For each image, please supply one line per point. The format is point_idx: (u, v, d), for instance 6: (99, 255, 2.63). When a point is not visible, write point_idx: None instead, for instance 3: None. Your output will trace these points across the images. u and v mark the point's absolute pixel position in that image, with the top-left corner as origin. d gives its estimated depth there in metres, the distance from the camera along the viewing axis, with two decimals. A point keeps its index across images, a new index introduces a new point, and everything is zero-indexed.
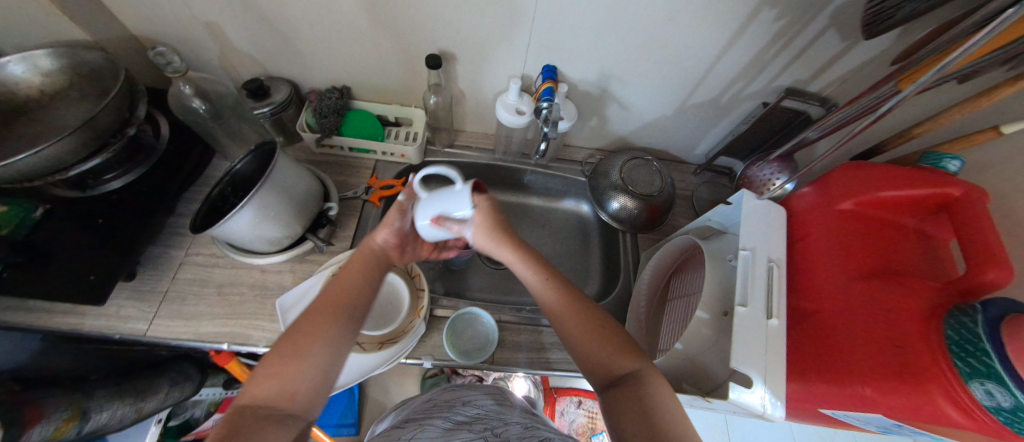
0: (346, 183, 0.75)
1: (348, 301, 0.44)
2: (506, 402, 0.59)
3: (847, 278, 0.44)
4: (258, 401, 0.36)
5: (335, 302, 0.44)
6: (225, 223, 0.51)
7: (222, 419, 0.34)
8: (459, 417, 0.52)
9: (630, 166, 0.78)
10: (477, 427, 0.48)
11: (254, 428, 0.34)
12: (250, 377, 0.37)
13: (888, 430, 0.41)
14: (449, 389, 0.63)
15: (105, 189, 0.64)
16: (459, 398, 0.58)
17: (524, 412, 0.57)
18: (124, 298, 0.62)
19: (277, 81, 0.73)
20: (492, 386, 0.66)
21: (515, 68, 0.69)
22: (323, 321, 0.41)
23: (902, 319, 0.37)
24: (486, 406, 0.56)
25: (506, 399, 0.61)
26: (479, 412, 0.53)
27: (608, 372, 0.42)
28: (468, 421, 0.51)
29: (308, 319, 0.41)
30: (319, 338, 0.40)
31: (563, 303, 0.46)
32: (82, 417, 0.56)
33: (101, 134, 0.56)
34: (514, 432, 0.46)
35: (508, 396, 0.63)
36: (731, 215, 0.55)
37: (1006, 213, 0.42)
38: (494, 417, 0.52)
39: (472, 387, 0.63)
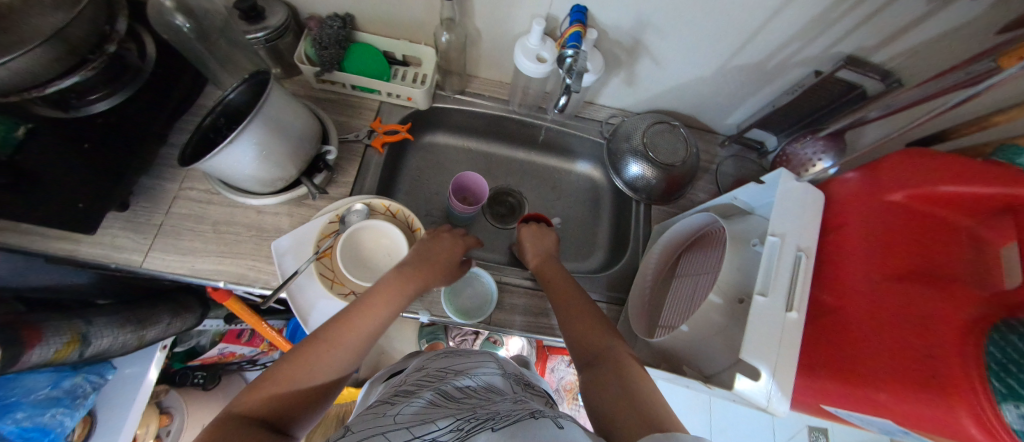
0: (347, 124, 0.70)
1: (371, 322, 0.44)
2: (496, 376, 0.59)
3: (881, 277, 0.40)
4: (252, 413, 0.33)
5: (357, 319, 0.43)
6: (216, 155, 0.47)
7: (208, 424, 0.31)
8: (449, 390, 0.52)
9: (654, 130, 0.71)
10: (466, 402, 0.48)
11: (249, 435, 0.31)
12: (246, 388, 0.35)
13: (892, 432, 0.40)
14: (442, 358, 0.64)
15: (89, 111, 0.58)
16: (450, 371, 0.58)
17: (514, 386, 0.57)
18: (119, 228, 0.61)
19: (272, 2, 0.65)
20: (484, 356, 0.66)
21: (539, 7, 0.60)
22: (341, 338, 0.41)
23: (938, 328, 0.34)
24: (478, 381, 0.56)
25: (496, 371, 0.61)
26: (468, 386, 0.54)
27: (587, 351, 0.44)
28: (458, 395, 0.51)
29: (325, 335, 0.40)
30: (332, 358, 0.39)
31: (561, 291, 0.55)
32: (83, 342, 0.58)
33: (78, 49, 0.50)
34: (504, 407, 0.46)
35: (501, 369, 0.64)
36: (761, 196, 0.50)
37: None
38: (484, 393, 0.52)
39: (466, 359, 0.63)
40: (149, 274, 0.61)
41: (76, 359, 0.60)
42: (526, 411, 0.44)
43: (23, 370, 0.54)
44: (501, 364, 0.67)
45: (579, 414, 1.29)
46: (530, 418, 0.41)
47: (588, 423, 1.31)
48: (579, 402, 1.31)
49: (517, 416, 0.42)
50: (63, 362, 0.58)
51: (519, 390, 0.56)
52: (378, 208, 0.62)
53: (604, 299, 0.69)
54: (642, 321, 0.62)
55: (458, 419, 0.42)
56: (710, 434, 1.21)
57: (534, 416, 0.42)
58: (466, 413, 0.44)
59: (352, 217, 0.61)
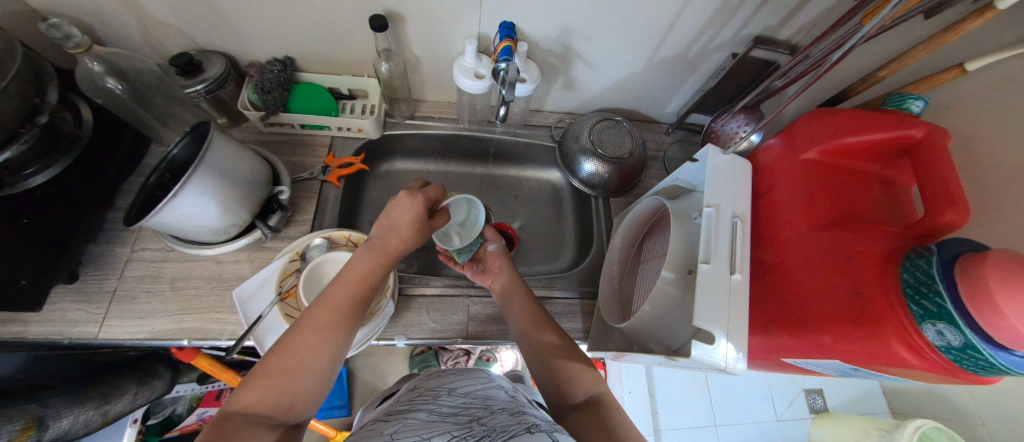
0: (300, 163, 0.71)
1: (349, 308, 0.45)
2: (491, 389, 0.60)
3: (810, 228, 0.43)
4: (249, 411, 0.37)
5: (336, 305, 0.44)
6: (161, 211, 0.47)
7: (209, 424, 0.35)
8: (444, 407, 0.52)
9: (600, 128, 0.75)
10: (463, 418, 0.49)
11: (244, 437, 0.35)
12: (240, 387, 0.38)
13: (848, 374, 0.42)
14: (436, 377, 0.64)
15: (28, 185, 0.54)
16: (446, 389, 0.59)
17: (511, 397, 0.58)
18: (70, 301, 0.59)
19: (209, 54, 0.66)
20: (481, 372, 0.67)
21: (469, 28, 0.64)
22: (325, 328, 0.42)
23: (860, 265, 0.37)
24: (473, 396, 0.56)
25: (492, 385, 0.61)
26: (464, 402, 0.54)
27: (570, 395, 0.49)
28: (453, 411, 0.51)
29: (306, 329, 0.42)
30: (318, 350, 0.41)
31: (526, 306, 0.59)
32: (39, 426, 0.55)
33: (7, 124, 0.49)
34: (499, 422, 0.47)
35: (493, 380, 0.64)
36: (697, 173, 0.53)
37: (964, 154, 0.42)
38: (479, 407, 0.53)
39: (459, 376, 0.64)
40: (107, 344, 0.59)
41: None
42: (523, 425, 0.44)
43: None
44: (494, 376, 0.68)
45: None
46: (525, 432, 0.41)
47: None
48: None
49: (514, 430, 0.42)
50: None
51: (515, 401, 0.57)
52: (340, 240, 0.62)
53: (577, 294, 0.70)
54: (615, 310, 0.64)
55: (456, 436, 0.43)
56: (713, 415, 1.22)
57: (530, 430, 0.42)
58: (464, 429, 0.45)
59: (313, 252, 0.60)
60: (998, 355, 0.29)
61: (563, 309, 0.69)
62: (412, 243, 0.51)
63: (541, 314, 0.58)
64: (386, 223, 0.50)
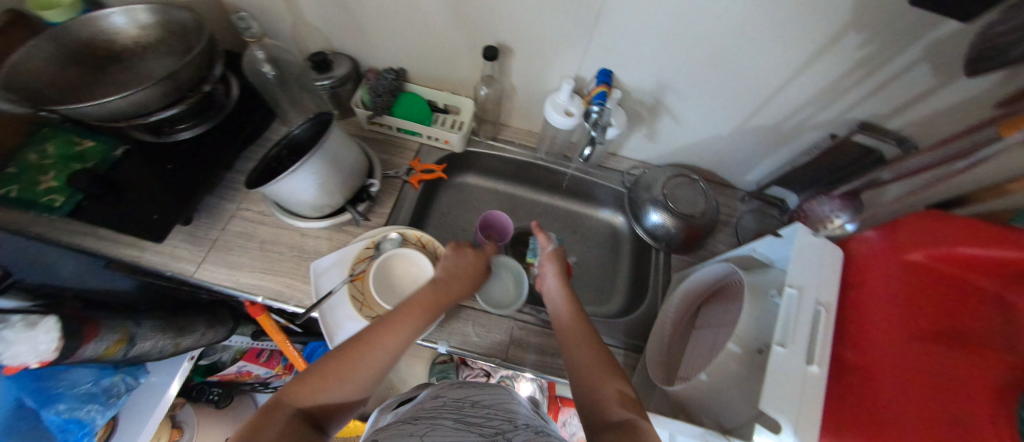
0: (389, 162, 0.77)
1: (404, 329, 0.48)
2: (510, 405, 0.61)
3: (907, 336, 0.40)
4: (299, 403, 0.39)
5: (393, 323, 0.48)
6: (278, 182, 0.54)
7: (260, 408, 0.37)
8: (469, 417, 0.54)
9: (674, 183, 0.75)
10: (488, 431, 0.50)
11: (290, 425, 0.36)
12: (293, 379, 0.40)
13: None
14: (457, 385, 0.64)
15: (176, 138, 0.67)
16: (470, 399, 0.59)
17: (529, 418, 0.58)
18: (179, 240, 0.68)
19: (340, 55, 0.76)
20: (497, 386, 0.67)
21: (570, 69, 0.68)
22: (379, 339, 0.46)
23: (966, 390, 0.34)
24: (496, 408, 0.57)
25: (512, 401, 0.62)
26: (488, 414, 0.55)
27: (601, 415, 0.43)
28: (479, 422, 0.52)
29: (363, 338, 0.45)
30: (369, 361, 0.44)
31: (576, 320, 0.56)
32: (129, 342, 0.62)
33: (181, 88, 0.60)
34: (524, 441, 0.48)
35: (511, 396, 0.65)
36: (778, 249, 0.52)
37: None
38: (501, 421, 0.54)
39: (481, 388, 0.64)
40: (197, 283, 0.67)
41: (120, 359, 0.63)
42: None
43: (73, 364, 0.58)
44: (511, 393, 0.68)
45: None
46: None
47: None
48: None
49: None
50: (108, 361, 0.61)
51: (533, 421, 0.57)
52: (410, 238, 0.66)
53: (620, 343, 0.69)
54: (660, 370, 0.62)
55: None
56: None
57: None
58: None
59: (385, 245, 0.65)
60: None
61: None
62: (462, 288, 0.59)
63: (587, 329, 0.54)
64: (447, 269, 0.59)
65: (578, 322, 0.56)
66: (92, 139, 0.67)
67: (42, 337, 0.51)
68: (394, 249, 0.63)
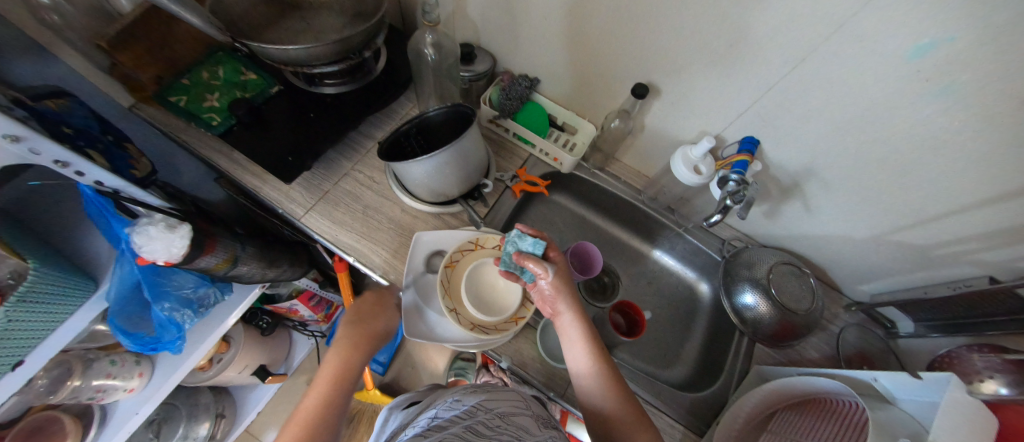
0: (498, 163, 0.79)
1: (326, 392, 0.47)
2: (526, 418, 0.57)
3: None
4: None
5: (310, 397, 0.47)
6: (411, 163, 0.56)
7: None
8: (481, 426, 0.52)
9: (782, 271, 0.70)
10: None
11: None
12: None
13: None
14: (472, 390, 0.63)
15: (321, 91, 0.72)
16: (482, 407, 0.57)
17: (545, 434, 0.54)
18: (297, 183, 0.72)
19: (483, 52, 0.78)
20: (515, 393, 0.64)
21: (713, 127, 0.66)
22: (305, 419, 0.44)
23: None
24: (508, 418, 0.55)
25: (525, 409, 0.60)
26: (500, 423, 0.53)
27: None
28: (490, 433, 0.50)
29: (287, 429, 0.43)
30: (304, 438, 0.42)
31: (609, 388, 0.49)
32: (232, 263, 0.67)
33: (348, 50, 0.65)
34: None
35: (530, 408, 0.61)
36: (917, 393, 0.46)
37: None
38: (513, 435, 0.51)
39: (493, 397, 0.61)
40: (300, 227, 0.71)
41: (218, 276, 0.68)
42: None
43: (187, 271, 0.63)
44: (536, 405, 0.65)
45: None
46: None
47: None
48: None
49: None
50: (211, 275, 0.66)
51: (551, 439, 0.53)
52: None
53: (681, 419, 0.65)
54: None
55: None
56: None
57: None
58: None
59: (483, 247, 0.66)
60: None
61: (662, 424, 0.64)
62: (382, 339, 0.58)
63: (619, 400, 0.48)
64: (354, 317, 0.58)
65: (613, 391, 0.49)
66: (255, 73, 0.74)
67: (176, 241, 0.55)
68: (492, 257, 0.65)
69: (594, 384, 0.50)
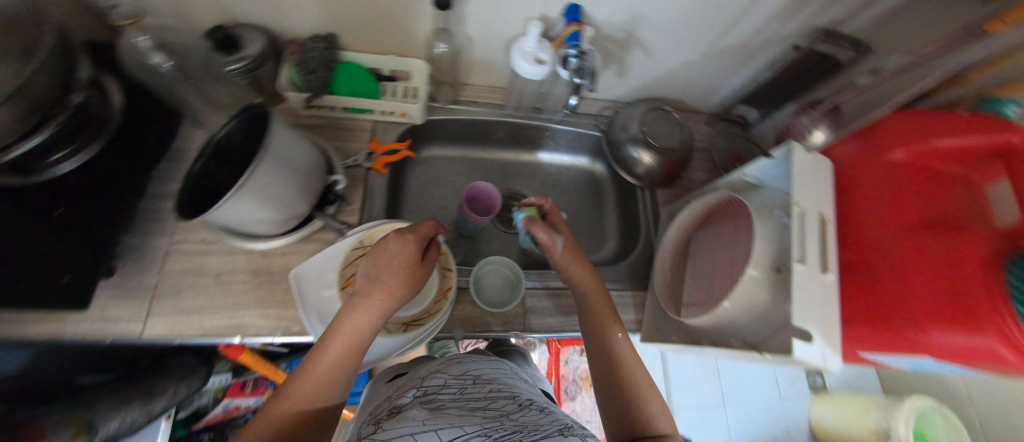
0: (344, 149, 0.67)
1: (342, 345, 0.44)
2: (512, 382, 0.66)
3: (899, 229, 0.44)
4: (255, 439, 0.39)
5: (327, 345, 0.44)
6: (220, 207, 0.43)
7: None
8: (473, 401, 0.56)
9: (650, 118, 0.74)
10: (490, 412, 0.52)
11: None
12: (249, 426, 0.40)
13: (920, 366, 0.45)
14: (461, 368, 0.67)
15: (54, 174, 0.46)
16: (474, 383, 0.61)
17: (533, 395, 0.63)
18: (109, 297, 0.54)
19: (247, 29, 0.61)
20: (503, 370, 0.70)
21: (533, 9, 0.60)
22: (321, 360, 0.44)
23: (955, 264, 0.39)
24: (499, 391, 0.60)
25: (514, 385, 0.65)
26: (490, 397, 0.58)
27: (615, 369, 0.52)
28: (481, 404, 0.55)
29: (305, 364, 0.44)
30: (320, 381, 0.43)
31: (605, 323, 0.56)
32: (90, 430, 0.51)
33: (38, 102, 0.40)
34: (524, 421, 0.49)
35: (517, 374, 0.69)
36: (774, 170, 0.54)
37: None
38: (504, 405, 0.55)
39: (481, 365, 0.68)
40: (151, 342, 0.55)
41: None
42: (556, 426, 0.47)
43: None
44: (516, 371, 0.74)
45: None
46: (559, 436, 0.43)
47: None
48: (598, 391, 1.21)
49: (547, 431, 0.45)
50: None
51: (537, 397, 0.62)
52: None
53: (628, 287, 0.71)
54: (669, 303, 0.63)
55: (487, 426, 0.46)
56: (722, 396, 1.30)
57: (562, 433, 0.44)
58: (493, 421, 0.48)
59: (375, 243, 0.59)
60: None
61: (616, 301, 0.69)
62: (406, 299, 0.48)
63: (607, 333, 0.55)
64: (374, 272, 0.47)
65: (608, 322, 0.56)
66: None
67: None
68: None
69: (593, 317, 0.57)
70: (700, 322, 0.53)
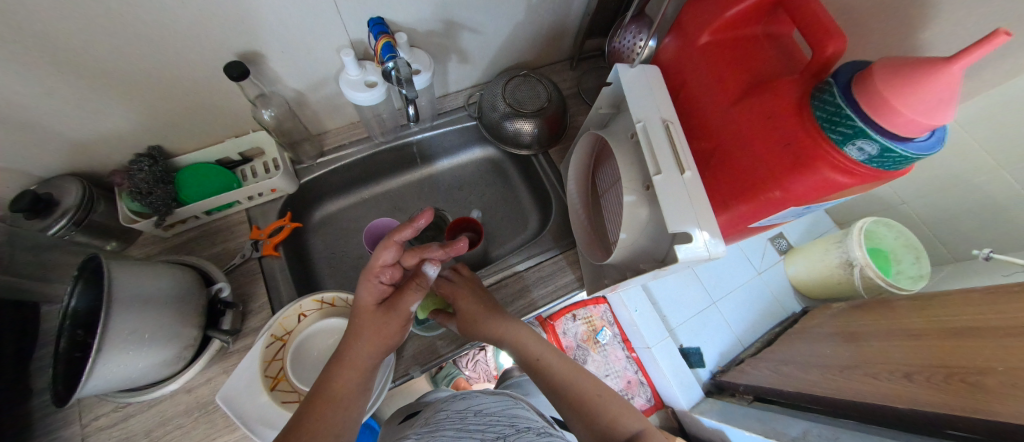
0: (226, 250, 0.64)
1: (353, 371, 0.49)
2: (511, 409, 0.69)
3: (732, 104, 0.46)
4: None
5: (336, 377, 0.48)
6: (88, 380, 0.40)
7: None
8: (472, 424, 0.60)
9: (512, 87, 0.75)
10: (489, 435, 0.56)
11: None
12: None
13: (801, 213, 0.48)
14: (460, 397, 0.71)
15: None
16: (473, 408, 0.66)
17: (532, 420, 0.67)
18: None
19: (58, 182, 0.56)
20: (501, 397, 0.74)
21: (339, 38, 0.59)
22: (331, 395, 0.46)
23: (779, 116, 0.41)
24: (496, 414, 0.64)
25: (512, 408, 0.69)
26: (489, 420, 0.62)
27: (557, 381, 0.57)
28: (481, 428, 0.59)
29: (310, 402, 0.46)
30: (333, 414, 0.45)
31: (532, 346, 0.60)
32: None
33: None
34: None
35: (516, 403, 0.73)
36: (617, 93, 0.55)
37: None
38: (503, 426, 0.60)
39: (481, 397, 0.72)
40: None
41: None
42: None
43: None
44: (516, 399, 0.77)
45: (608, 353, 1.38)
46: None
47: (620, 355, 1.39)
48: (603, 343, 1.39)
49: None
50: None
51: (536, 423, 0.67)
52: (314, 305, 0.58)
53: (562, 250, 0.72)
54: (598, 249, 0.63)
55: None
56: (710, 297, 1.34)
57: None
58: None
59: (292, 325, 0.57)
60: (904, 146, 0.34)
61: (555, 269, 0.70)
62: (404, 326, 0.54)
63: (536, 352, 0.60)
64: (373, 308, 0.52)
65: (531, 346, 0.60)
66: None
67: None
68: (315, 325, 0.58)
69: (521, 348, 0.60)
70: (616, 259, 0.54)
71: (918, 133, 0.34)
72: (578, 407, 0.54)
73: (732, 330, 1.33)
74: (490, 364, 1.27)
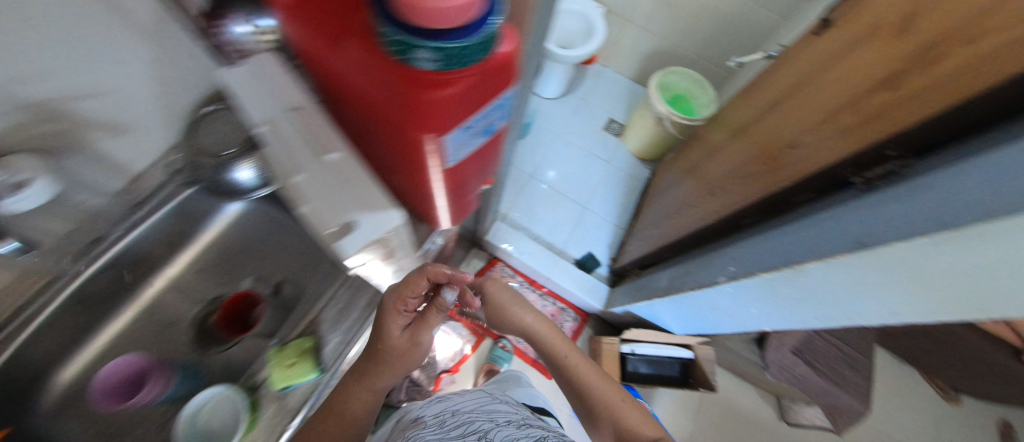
0: None
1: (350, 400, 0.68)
2: (492, 404, 0.72)
3: (331, 44, 0.34)
4: None
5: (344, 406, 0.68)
6: None
7: None
8: (453, 427, 0.62)
9: (205, 125, 0.84)
10: (471, 434, 0.58)
11: None
12: None
13: (485, 129, 0.44)
14: (443, 401, 0.74)
15: None
16: (453, 412, 0.68)
17: (512, 412, 0.69)
18: None
19: None
20: (483, 392, 0.79)
21: None
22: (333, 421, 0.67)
23: (362, 50, 0.32)
24: (474, 412, 0.67)
25: (492, 403, 0.72)
26: (469, 419, 0.64)
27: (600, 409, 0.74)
28: (460, 429, 0.60)
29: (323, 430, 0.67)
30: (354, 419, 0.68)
31: (581, 362, 0.79)
32: None
33: None
34: (505, 435, 0.56)
35: (495, 397, 0.76)
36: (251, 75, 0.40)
37: None
38: (486, 421, 0.62)
39: (461, 398, 0.74)
40: None
41: None
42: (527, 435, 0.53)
43: None
44: (495, 393, 0.81)
45: None
46: None
47: (534, 298, 1.39)
48: None
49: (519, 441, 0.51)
50: None
51: (515, 414, 0.68)
52: None
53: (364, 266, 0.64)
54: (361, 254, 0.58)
55: None
56: (580, 203, 1.45)
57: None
58: None
59: None
60: (462, 42, 0.29)
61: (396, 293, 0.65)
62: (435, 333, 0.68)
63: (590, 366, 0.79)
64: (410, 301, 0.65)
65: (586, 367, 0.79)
66: None
67: None
68: None
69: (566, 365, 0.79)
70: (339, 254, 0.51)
71: (470, 20, 0.28)
72: (594, 414, 0.74)
73: (611, 220, 1.44)
74: (427, 386, 1.20)
